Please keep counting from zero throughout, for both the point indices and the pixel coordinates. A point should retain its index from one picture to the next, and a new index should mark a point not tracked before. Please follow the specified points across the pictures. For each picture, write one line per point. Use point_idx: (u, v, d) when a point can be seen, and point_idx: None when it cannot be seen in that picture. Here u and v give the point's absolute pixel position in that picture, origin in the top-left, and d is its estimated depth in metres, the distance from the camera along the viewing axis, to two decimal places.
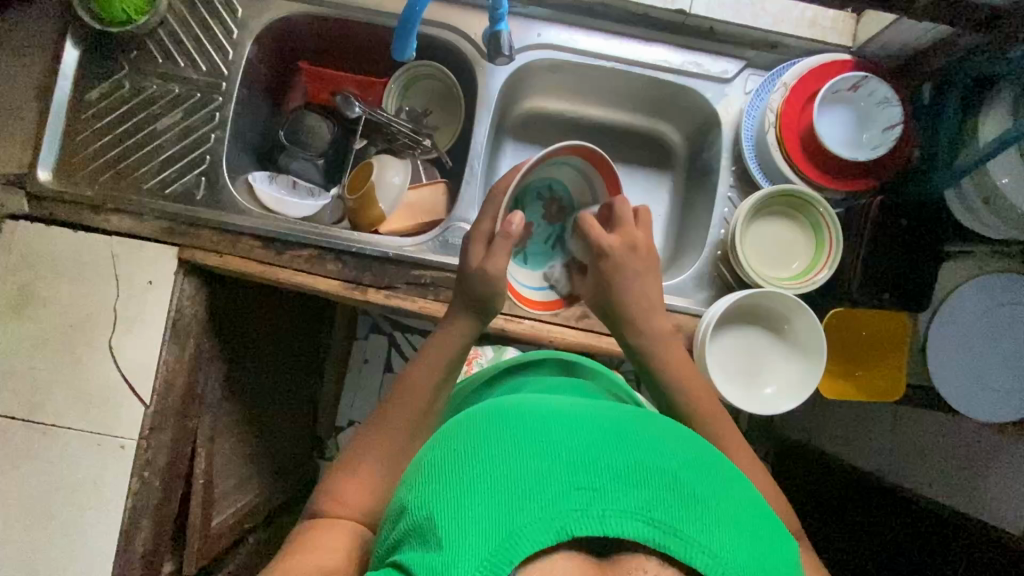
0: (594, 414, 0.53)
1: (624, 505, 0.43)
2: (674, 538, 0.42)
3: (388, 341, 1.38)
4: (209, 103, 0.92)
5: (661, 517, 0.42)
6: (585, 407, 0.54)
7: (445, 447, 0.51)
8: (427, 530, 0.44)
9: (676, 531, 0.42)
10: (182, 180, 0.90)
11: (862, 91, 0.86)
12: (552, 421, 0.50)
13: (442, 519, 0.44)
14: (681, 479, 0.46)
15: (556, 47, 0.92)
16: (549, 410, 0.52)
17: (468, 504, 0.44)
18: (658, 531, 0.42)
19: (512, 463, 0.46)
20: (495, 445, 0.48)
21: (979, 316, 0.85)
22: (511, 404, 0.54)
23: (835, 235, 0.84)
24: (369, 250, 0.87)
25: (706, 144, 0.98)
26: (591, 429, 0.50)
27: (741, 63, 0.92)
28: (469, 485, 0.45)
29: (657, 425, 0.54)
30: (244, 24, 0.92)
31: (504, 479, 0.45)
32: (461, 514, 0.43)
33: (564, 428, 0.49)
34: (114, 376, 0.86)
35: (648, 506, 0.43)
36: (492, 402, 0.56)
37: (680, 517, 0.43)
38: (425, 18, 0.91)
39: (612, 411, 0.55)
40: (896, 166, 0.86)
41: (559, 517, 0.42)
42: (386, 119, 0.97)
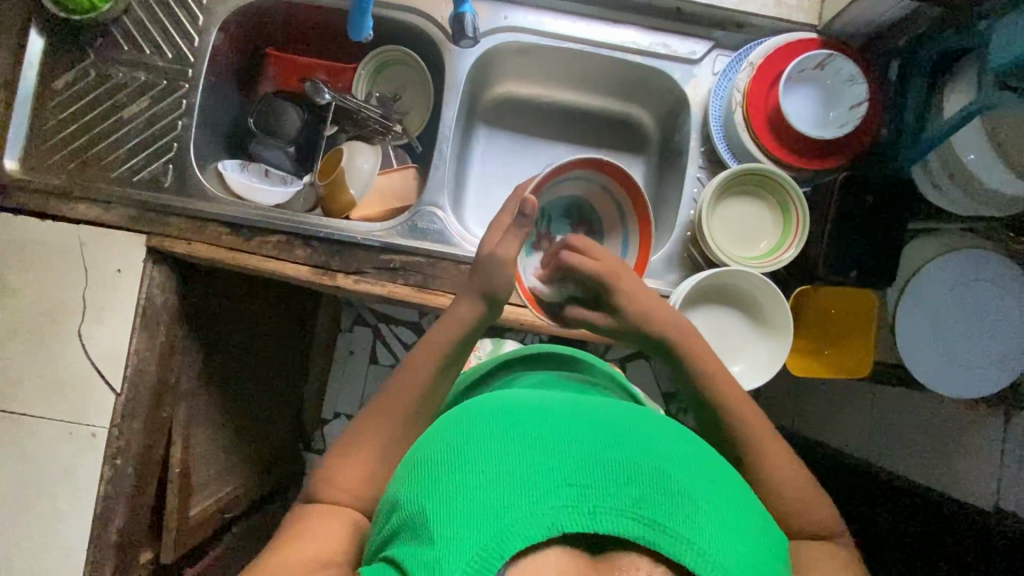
0: (588, 409, 0.53)
1: (614, 502, 0.43)
2: (665, 535, 0.42)
3: (372, 333, 1.38)
4: (175, 90, 0.91)
5: (651, 514, 0.43)
6: (577, 402, 0.54)
7: (438, 442, 0.51)
8: (418, 524, 0.45)
9: (667, 527, 0.42)
10: (149, 168, 0.90)
11: (829, 69, 0.86)
12: (545, 416, 0.50)
13: (434, 514, 0.44)
14: (672, 474, 0.46)
15: (524, 30, 0.92)
16: (541, 406, 0.52)
17: (460, 499, 0.44)
18: (649, 529, 0.42)
19: (503, 458, 0.46)
20: (486, 440, 0.48)
21: (946, 292, 0.87)
22: (502, 398, 0.54)
23: (802, 213, 0.84)
24: (337, 235, 0.87)
25: (677, 126, 0.98)
26: (582, 425, 0.50)
27: (709, 44, 0.92)
28: (459, 480, 0.45)
29: (649, 420, 0.54)
30: (209, 10, 0.91)
31: (495, 474, 0.45)
32: (453, 509, 0.43)
33: (555, 424, 0.49)
34: (84, 365, 0.86)
35: (639, 503, 0.43)
36: (484, 397, 0.56)
37: (670, 514, 0.43)
38: (391, 2, 0.91)
39: (605, 407, 0.55)
40: (863, 143, 0.86)
41: (550, 513, 0.42)
42: (356, 105, 0.96)
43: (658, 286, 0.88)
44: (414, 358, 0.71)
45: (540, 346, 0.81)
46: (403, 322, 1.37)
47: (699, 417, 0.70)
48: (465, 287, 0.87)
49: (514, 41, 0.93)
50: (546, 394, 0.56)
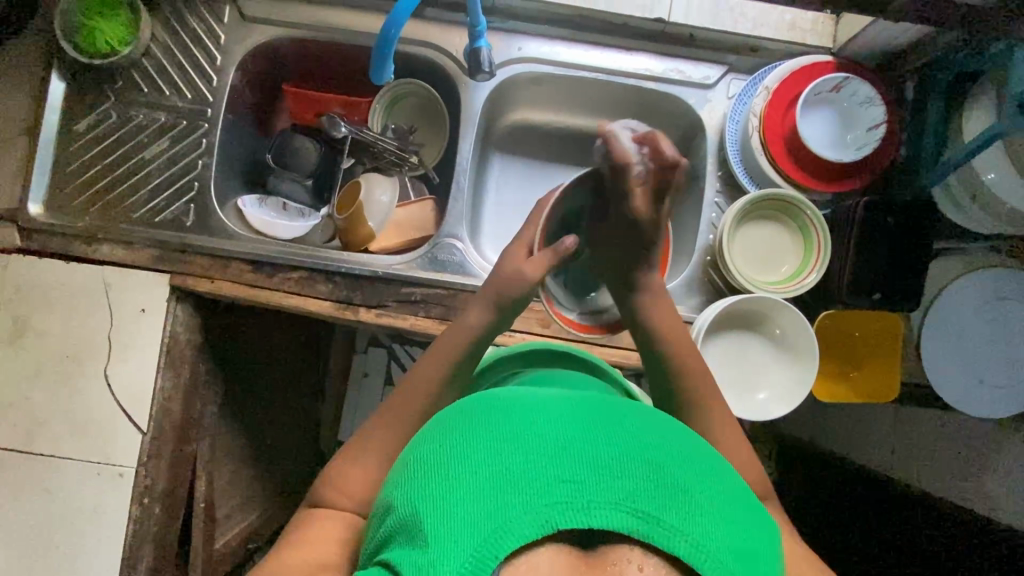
0: (578, 404, 0.53)
1: (608, 496, 0.43)
2: (657, 527, 0.42)
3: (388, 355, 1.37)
4: (195, 130, 0.92)
5: (645, 507, 0.43)
6: (570, 399, 0.54)
7: (430, 444, 0.50)
8: (412, 526, 0.44)
9: (661, 520, 0.42)
10: (171, 208, 0.91)
11: (846, 91, 0.86)
12: (537, 414, 0.50)
13: (428, 514, 0.43)
14: (665, 465, 0.46)
15: (537, 61, 0.93)
16: (533, 404, 0.51)
17: (453, 499, 0.43)
18: (643, 522, 0.42)
19: (497, 457, 0.45)
20: (479, 439, 0.47)
21: (970, 312, 0.86)
22: (493, 396, 0.54)
23: (823, 236, 0.84)
24: (357, 269, 0.88)
25: (691, 150, 0.98)
26: (574, 420, 0.49)
27: (723, 68, 0.92)
28: (453, 479, 0.45)
29: (641, 413, 0.53)
30: (227, 50, 0.93)
31: (487, 473, 0.44)
32: (447, 510, 0.43)
33: (547, 420, 0.49)
34: (111, 405, 0.86)
35: (632, 496, 0.43)
36: (475, 394, 0.55)
37: (664, 506, 0.43)
38: (406, 38, 0.92)
39: (597, 402, 0.54)
40: (881, 165, 0.86)
41: (544, 510, 0.42)
42: (372, 137, 0.97)
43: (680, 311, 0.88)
44: (419, 367, 0.71)
45: (555, 351, 0.80)
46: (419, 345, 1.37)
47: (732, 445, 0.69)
48: None
49: (528, 72, 0.94)
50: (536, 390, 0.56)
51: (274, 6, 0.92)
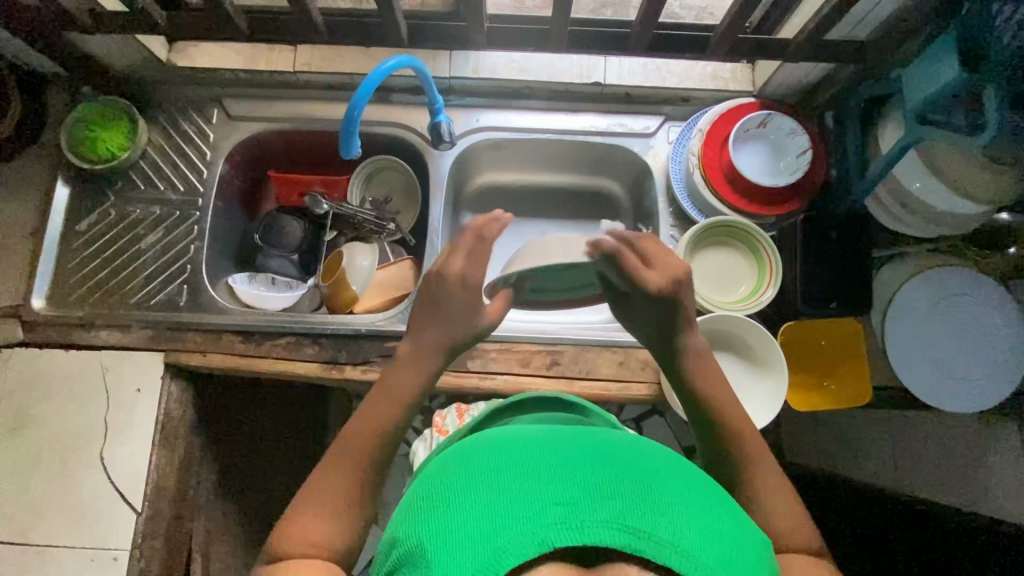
0: (573, 438, 0.55)
1: (600, 513, 0.44)
2: (649, 542, 0.42)
3: None
4: (188, 218, 1.00)
5: (637, 523, 0.43)
6: (566, 435, 0.56)
7: (434, 484, 0.52)
8: (419, 559, 0.46)
9: (652, 534, 0.43)
10: (165, 291, 0.97)
11: (771, 126, 0.96)
12: (533, 447, 0.52)
13: (433, 545, 0.45)
14: (655, 487, 0.47)
15: (494, 128, 1.04)
16: (530, 440, 0.54)
17: (455, 529, 0.45)
18: (636, 538, 0.42)
19: (495, 487, 0.47)
20: (478, 473, 0.49)
21: (926, 312, 0.91)
22: (494, 437, 0.56)
23: (772, 254, 0.91)
24: (342, 329, 0.92)
25: (644, 192, 1.07)
26: (570, 450, 0.51)
27: (660, 118, 1.03)
28: (456, 507, 0.47)
29: (634, 444, 0.55)
30: (216, 146, 1.03)
31: (486, 501, 0.46)
32: (449, 540, 0.45)
33: (543, 452, 0.51)
34: (106, 486, 0.88)
35: (624, 514, 0.44)
36: (478, 436, 0.58)
37: (656, 523, 0.44)
38: (377, 120, 1.03)
39: (592, 435, 0.56)
40: (815, 187, 0.94)
41: (539, 530, 0.43)
42: (352, 210, 1.06)
43: None
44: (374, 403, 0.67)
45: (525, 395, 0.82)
46: None
47: (710, 458, 0.71)
48: (468, 363, 0.91)
49: (486, 139, 1.04)
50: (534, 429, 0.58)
51: (256, 105, 1.04)
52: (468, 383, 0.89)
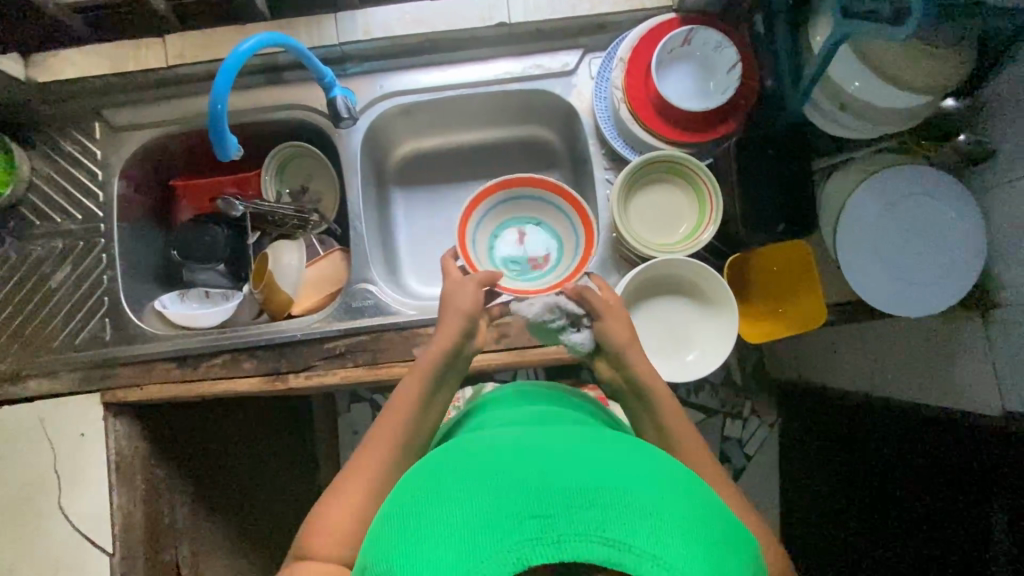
0: (553, 444, 0.54)
1: (577, 527, 0.43)
2: (630, 554, 0.42)
3: (370, 406, 1.37)
4: (93, 247, 0.93)
5: (617, 535, 0.43)
6: (547, 440, 0.55)
7: (406, 497, 0.51)
8: None
9: (631, 545, 0.43)
10: (87, 328, 0.92)
11: (696, 42, 0.87)
12: (511, 458, 0.51)
13: (407, 558, 0.44)
14: (635, 494, 0.47)
15: (403, 93, 0.95)
16: (507, 450, 0.53)
17: (429, 547, 0.44)
18: (613, 550, 0.42)
19: (470, 501, 0.46)
20: (453, 488, 0.48)
21: (880, 217, 0.86)
22: (473, 449, 0.55)
23: (712, 187, 0.85)
24: (276, 338, 0.88)
25: (576, 134, 1.00)
26: (548, 459, 0.51)
27: (579, 51, 0.94)
28: (429, 526, 0.46)
29: (613, 449, 0.55)
30: (107, 163, 0.95)
31: (463, 514, 0.46)
32: (422, 560, 0.44)
33: (520, 462, 0.50)
34: (72, 535, 0.86)
35: (602, 525, 0.43)
36: (456, 449, 0.57)
37: (636, 531, 0.43)
38: (275, 105, 0.94)
39: (572, 440, 0.56)
40: (749, 102, 0.87)
41: (517, 545, 0.42)
42: (268, 207, 0.98)
43: None
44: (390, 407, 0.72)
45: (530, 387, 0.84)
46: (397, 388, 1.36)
47: None
48: (415, 350, 0.87)
49: (393, 106, 0.96)
50: (512, 436, 0.58)
51: (141, 111, 0.95)
52: None
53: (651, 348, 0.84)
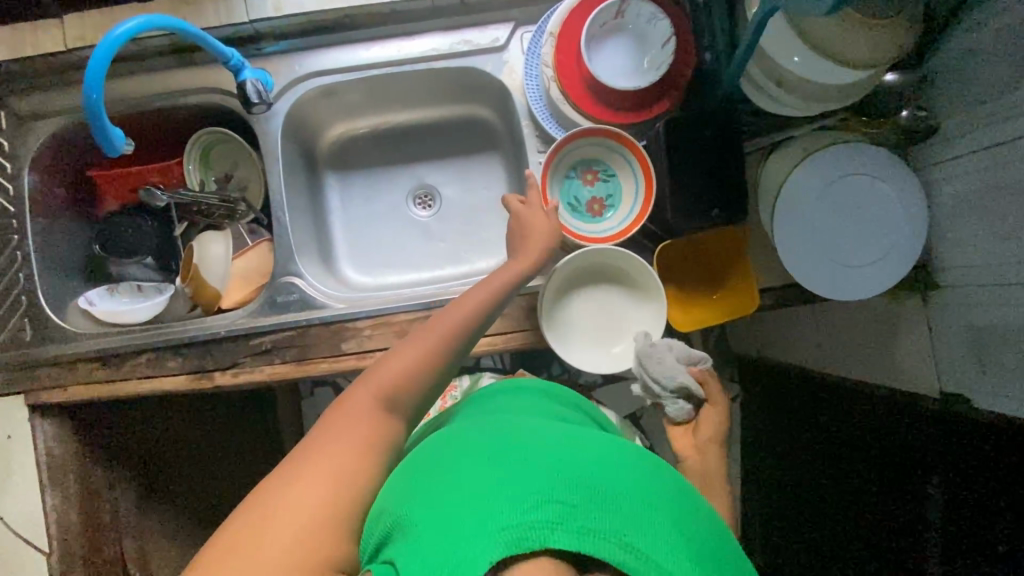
0: (582, 443, 0.52)
1: (600, 526, 0.41)
2: (648, 565, 0.40)
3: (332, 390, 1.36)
4: (7, 244, 0.89)
5: (639, 544, 0.40)
6: (577, 437, 0.54)
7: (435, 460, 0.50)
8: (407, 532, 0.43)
9: (650, 557, 0.40)
10: (7, 329, 0.89)
11: (629, 14, 0.83)
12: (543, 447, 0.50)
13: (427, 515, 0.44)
14: (661, 514, 0.44)
15: (323, 73, 0.90)
16: (538, 439, 0.52)
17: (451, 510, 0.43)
18: (632, 557, 0.40)
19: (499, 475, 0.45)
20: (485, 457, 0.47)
21: (818, 198, 0.83)
22: (504, 431, 0.54)
23: (644, 171, 0.82)
24: (198, 336, 0.85)
25: (512, 114, 0.95)
26: (578, 456, 0.49)
27: (510, 25, 0.88)
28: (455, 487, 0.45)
29: (641, 462, 0.52)
30: (14, 156, 0.90)
31: (483, 489, 0.44)
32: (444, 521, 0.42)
33: (551, 453, 0.48)
34: (7, 536, 0.87)
35: (625, 529, 0.41)
36: (487, 428, 0.56)
37: (656, 546, 0.41)
38: (188, 89, 0.89)
39: (602, 443, 0.54)
40: (685, 79, 0.83)
41: (538, 525, 0.40)
42: (190, 197, 0.94)
43: None
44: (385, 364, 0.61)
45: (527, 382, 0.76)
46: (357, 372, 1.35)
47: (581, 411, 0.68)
48: (343, 346, 0.85)
49: (315, 87, 0.90)
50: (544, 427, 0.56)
51: (49, 99, 0.91)
52: (346, 367, 0.84)
53: (580, 339, 0.82)
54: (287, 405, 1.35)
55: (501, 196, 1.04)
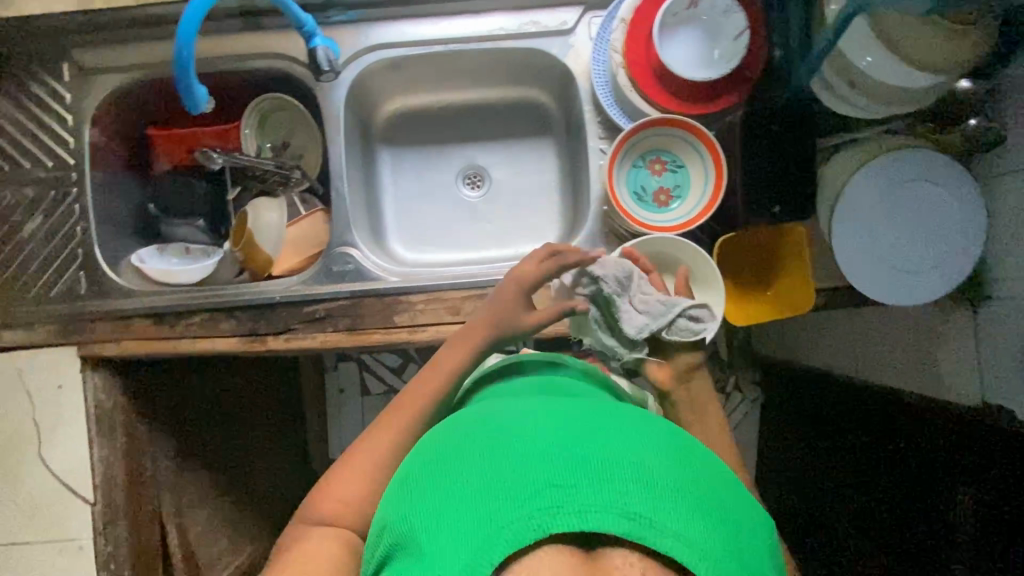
0: (572, 410, 0.51)
1: (598, 500, 0.41)
2: (652, 529, 0.40)
3: (357, 366, 1.38)
4: (65, 196, 0.90)
5: (637, 508, 0.41)
6: (565, 405, 0.53)
7: (425, 460, 0.49)
8: (413, 546, 0.43)
9: (653, 520, 0.41)
10: (61, 281, 0.90)
11: (703, 4, 0.82)
12: (531, 424, 0.48)
13: (429, 520, 0.44)
14: (660, 471, 0.44)
15: (388, 46, 0.90)
16: (524, 416, 0.51)
17: (448, 513, 0.43)
18: (636, 524, 0.41)
19: (489, 470, 0.44)
20: (473, 452, 0.47)
21: (877, 202, 0.83)
22: (489, 412, 0.53)
23: (719, 162, 0.80)
24: (254, 300, 0.86)
25: (572, 99, 0.95)
26: (562, 425, 0.48)
27: (579, 8, 0.88)
28: (446, 491, 0.44)
29: (634, 416, 0.52)
30: (76, 108, 0.90)
31: (476, 485, 0.44)
32: (443, 525, 0.42)
33: (534, 427, 0.48)
34: (54, 483, 0.88)
35: (624, 499, 0.42)
36: (474, 411, 0.55)
37: (658, 506, 0.42)
38: (252, 54, 0.89)
39: (593, 407, 0.53)
40: (755, 74, 0.83)
41: (537, 515, 0.41)
42: (248, 162, 0.95)
43: None
44: (415, 386, 0.68)
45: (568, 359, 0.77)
46: (385, 349, 1.36)
47: None
48: (395, 319, 0.86)
49: (380, 59, 0.91)
50: (532, 401, 0.55)
51: (111, 53, 0.90)
52: (397, 339, 0.85)
53: None
54: (314, 376, 1.37)
55: (552, 182, 1.05)
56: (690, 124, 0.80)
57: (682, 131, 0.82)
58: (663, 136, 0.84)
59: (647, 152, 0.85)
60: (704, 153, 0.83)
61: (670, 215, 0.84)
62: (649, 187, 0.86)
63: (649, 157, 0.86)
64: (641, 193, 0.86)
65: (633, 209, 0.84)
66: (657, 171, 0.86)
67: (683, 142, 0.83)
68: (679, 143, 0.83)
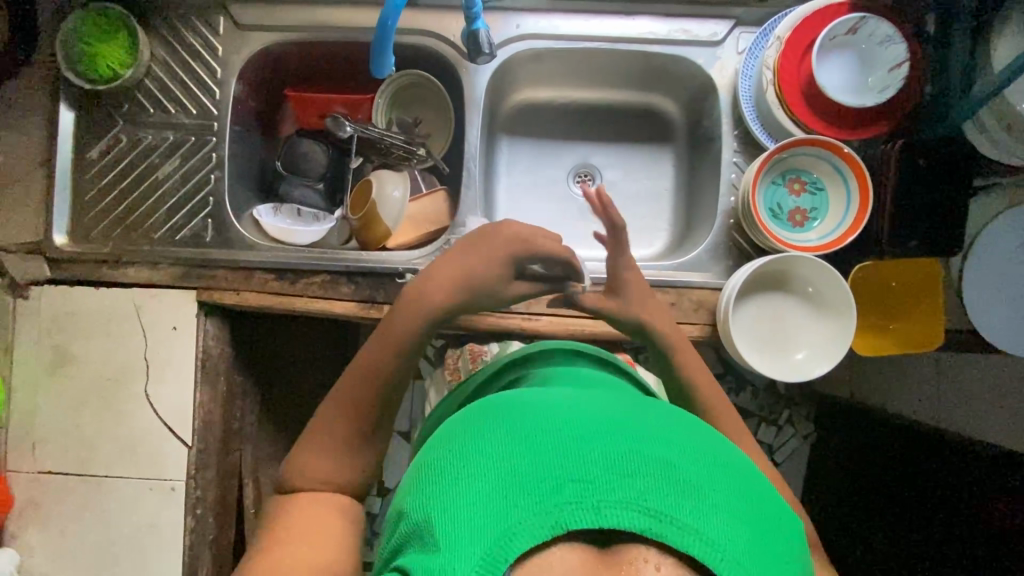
0: (591, 403, 0.50)
1: (619, 493, 0.40)
2: (672, 527, 0.39)
3: None
4: (204, 145, 0.93)
5: (657, 506, 0.40)
6: (586, 399, 0.51)
7: (440, 449, 0.48)
8: (427, 537, 0.42)
9: (671, 517, 0.40)
10: (189, 226, 0.92)
11: (863, 33, 0.83)
12: (552, 415, 0.47)
13: (444, 510, 0.42)
14: (679, 465, 0.43)
15: (537, 37, 0.91)
16: (546, 406, 0.49)
17: (464, 503, 0.42)
18: (654, 521, 0.39)
19: (506, 462, 0.43)
20: (489, 442, 0.45)
21: (1014, 252, 0.80)
22: (508, 399, 0.52)
23: (866, 187, 0.81)
24: (378, 268, 0.88)
25: (705, 110, 0.96)
26: (580, 416, 0.47)
27: (730, 23, 0.89)
28: (461, 481, 0.43)
29: (655, 411, 0.51)
30: (227, 62, 0.92)
31: (493, 478, 0.42)
32: (457, 514, 0.41)
33: (553, 418, 0.46)
34: (154, 422, 0.88)
35: (643, 494, 0.40)
36: (491, 397, 0.54)
37: (677, 503, 0.40)
38: (403, 28, 0.91)
39: (613, 401, 0.52)
40: (907, 107, 0.82)
41: (555, 510, 0.40)
42: (379, 134, 0.97)
43: (708, 279, 0.86)
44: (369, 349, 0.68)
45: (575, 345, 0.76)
46: None
47: None
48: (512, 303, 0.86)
49: (528, 49, 0.92)
50: (552, 392, 0.53)
51: (268, 11, 0.92)
52: (511, 325, 0.87)
53: (762, 346, 0.83)
54: None
55: (664, 191, 1.05)
56: (837, 149, 0.82)
57: (832, 156, 0.82)
58: (807, 158, 0.85)
59: (786, 172, 0.87)
60: (847, 178, 0.84)
61: (804, 236, 0.85)
62: (786, 206, 0.87)
63: (788, 176, 0.88)
64: (778, 209, 0.87)
65: (772, 226, 0.85)
66: (793, 192, 0.88)
67: (829, 166, 0.84)
68: (823, 167, 0.84)
